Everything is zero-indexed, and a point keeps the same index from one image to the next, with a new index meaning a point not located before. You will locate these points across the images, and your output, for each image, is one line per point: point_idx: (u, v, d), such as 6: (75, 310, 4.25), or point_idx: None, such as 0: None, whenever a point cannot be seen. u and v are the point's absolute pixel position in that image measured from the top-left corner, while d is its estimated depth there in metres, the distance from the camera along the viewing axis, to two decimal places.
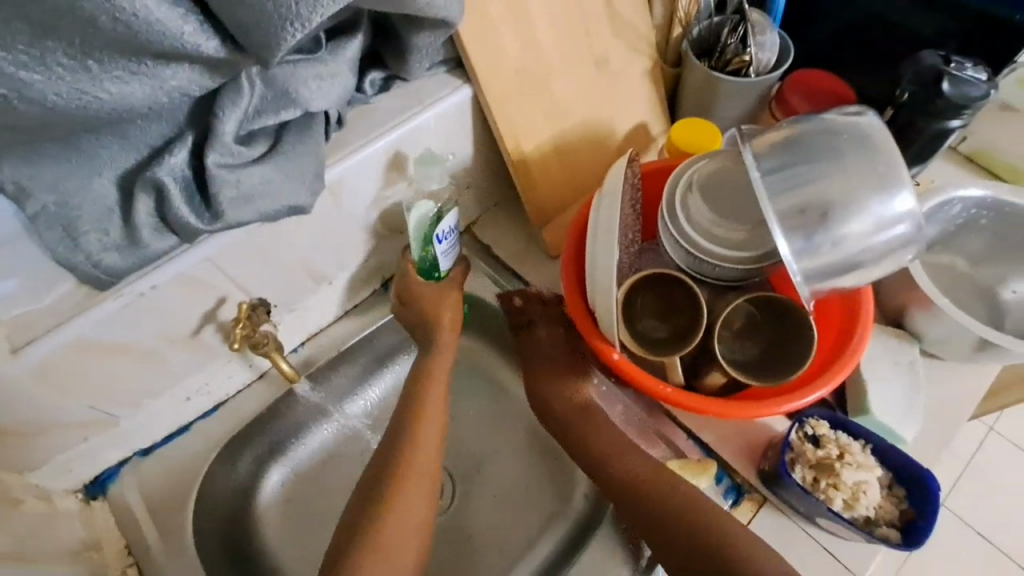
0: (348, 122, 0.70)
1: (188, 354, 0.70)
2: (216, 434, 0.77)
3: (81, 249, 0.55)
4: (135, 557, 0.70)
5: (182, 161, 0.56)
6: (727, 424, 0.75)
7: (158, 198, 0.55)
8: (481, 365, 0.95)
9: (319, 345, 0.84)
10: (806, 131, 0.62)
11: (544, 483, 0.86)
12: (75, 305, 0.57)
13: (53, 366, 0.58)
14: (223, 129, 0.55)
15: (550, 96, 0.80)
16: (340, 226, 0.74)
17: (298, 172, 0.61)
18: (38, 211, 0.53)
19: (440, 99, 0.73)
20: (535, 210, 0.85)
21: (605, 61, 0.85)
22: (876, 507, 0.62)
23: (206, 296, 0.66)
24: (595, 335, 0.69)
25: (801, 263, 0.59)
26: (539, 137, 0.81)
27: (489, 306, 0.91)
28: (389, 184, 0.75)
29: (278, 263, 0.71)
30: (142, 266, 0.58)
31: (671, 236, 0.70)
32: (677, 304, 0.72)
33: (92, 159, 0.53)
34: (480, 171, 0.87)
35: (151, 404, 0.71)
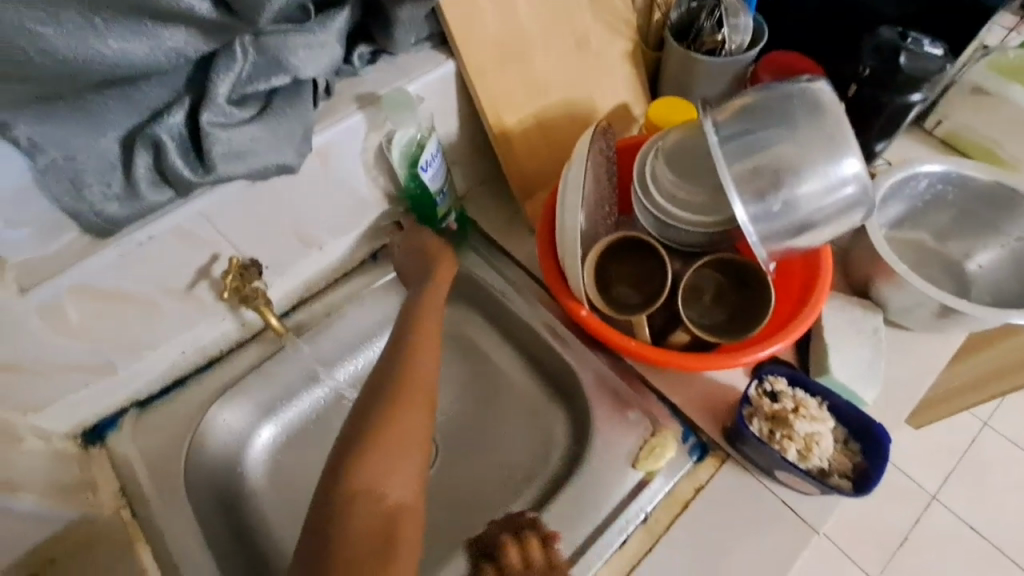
0: (336, 93, 0.75)
1: (183, 307, 0.74)
2: (208, 388, 0.81)
3: (85, 200, 0.59)
4: (127, 498, 0.74)
5: (180, 121, 0.61)
6: (693, 386, 0.79)
7: (156, 153, 0.60)
8: (466, 335, 0.99)
9: (310, 311, 0.88)
10: (763, 98, 0.66)
11: (521, 447, 0.90)
12: (79, 251, 0.62)
13: (57, 308, 0.62)
14: (217, 91, 0.60)
15: (531, 73, 0.84)
16: (329, 191, 0.78)
17: (286, 132, 0.66)
18: (46, 165, 0.56)
19: (426, 72, 0.77)
20: (518, 184, 0.89)
21: (585, 41, 0.89)
22: (829, 458, 0.65)
23: (200, 251, 0.70)
24: (566, 294, 0.73)
25: (757, 227, 0.62)
26: (520, 112, 0.85)
27: (473, 278, 0.94)
28: (375, 151, 0.78)
29: (269, 224, 0.75)
30: (140, 217, 0.63)
31: (640, 203, 0.74)
32: (648, 268, 0.75)
33: (100, 120, 0.58)
34: (465, 146, 0.91)
35: (149, 354, 0.76)
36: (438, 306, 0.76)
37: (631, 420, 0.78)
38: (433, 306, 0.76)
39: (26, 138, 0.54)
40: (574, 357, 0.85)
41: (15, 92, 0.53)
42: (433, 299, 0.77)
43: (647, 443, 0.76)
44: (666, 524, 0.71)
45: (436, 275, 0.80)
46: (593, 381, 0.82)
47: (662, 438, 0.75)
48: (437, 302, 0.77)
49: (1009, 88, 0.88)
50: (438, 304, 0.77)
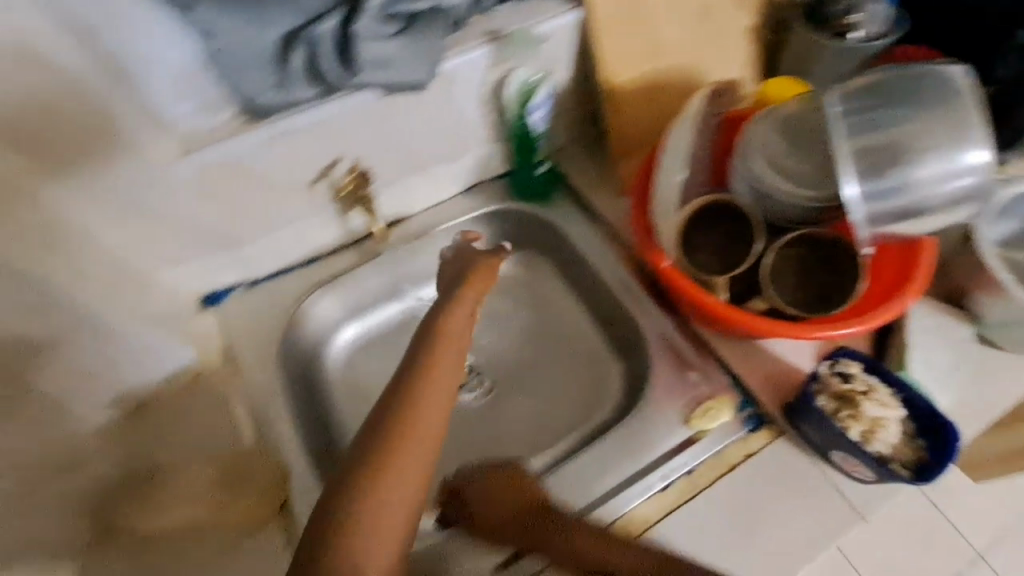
0: (468, 25, 0.79)
1: (303, 201, 0.83)
2: (309, 280, 0.91)
3: (245, 86, 0.67)
4: (229, 360, 0.83)
5: (333, 27, 0.66)
6: (760, 359, 0.78)
7: (310, 54, 0.67)
8: (537, 282, 1.03)
9: (404, 229, 0.96)
10: (892, 77, 0.66)
11: (574, 393, 0.94)
12: (231, 130, 0.70)
13: (209, 176, 0.72)
14: (370, 4, 0.66)
15: (651, 33, 0.86)
16: (443, 118, 0.84)
17: (422, 50, 0.71)
18: (218, 49, 0.64)
19: (554, 16, 0.80)
20: (617, 142, 0.91)
21: (709, 10, 0.89)
22: (893, 445, 0.65)
23: (327, 150, 0.77)
24: (649, 245, 0.73)
25: (869, 207, 0.62)
26: (634, 70, 0.86)
27: (556, 227, 0.98)
28: (492, 85, 0.83)
29: (387, 139, 0.81)
30: (286, 109, 0.70)
31: (741, 173, 0.73)
32: (737, 236, 0.75)
33: (265, 16, 0.64)
34: (574, 98, 0.94)
35: (265, 238, 0.85)
36: (466, 317, 0.59)
37: (690, 382, 0.81)
38: (459, 312, 0.59)
39: (202, 20, 0.61)
40: (642, 315, 0.87)
41: None
42: (458, 312, 0.59)
43: (702, 404, 0.78)
44: (708, 481, 0.73)
45: (469, 282, 0.61)
46: (659, 340, 0.85)
47: (719, 403, 0.77)
48: (462, 316, 0.58)
49: None
50: (465, 322, 0.59)
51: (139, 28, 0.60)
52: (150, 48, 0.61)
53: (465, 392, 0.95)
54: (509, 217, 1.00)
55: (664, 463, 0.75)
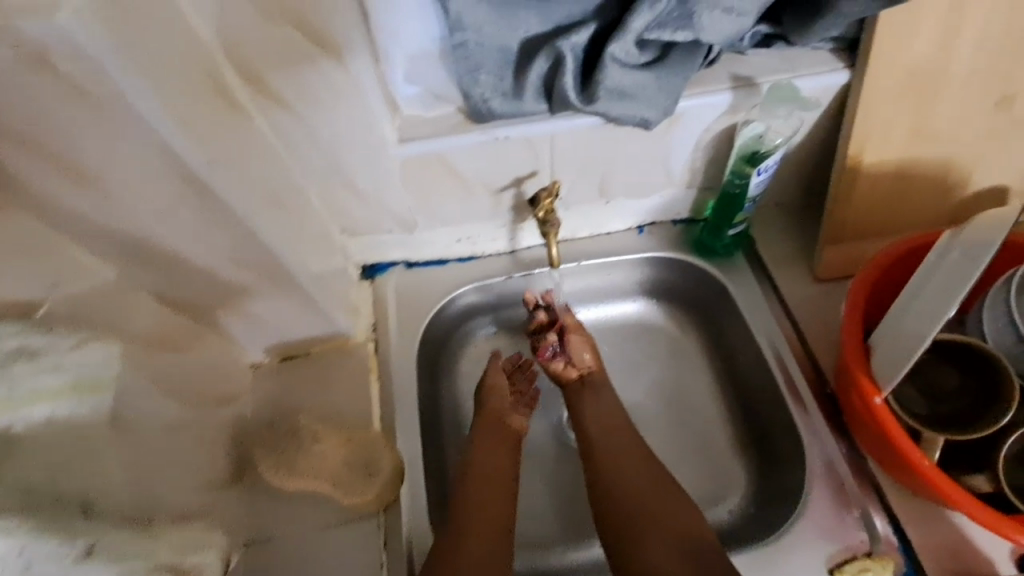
0: (716, 64, 0.70)
1: (486, 203, 0.80)
2: (463, 277, 0.89)
3: (479, 86, 0.65)
4: (375, 336, 0.83)
5: (582, 42, 0.62)
6: (938, 530, 0.68)
7: (551, 66, 0.63)
8: (686, 340, 0.94)
9: (567, 250, 0.91)
10: None
11: (698, 477, 0.85)
12: (451, 126, 0.69)
13: (415, 166, 0.71)
14: (632, 25, 0.60)
15: (925, 118, 0.71)
16: (651, 154, 0.77)
17: (669, 87, 0.65)
18: (460, 43, 0.61)
19: (815, 73, 0.69)
20: (834, 225, 0.79)
21: (1010, 101, 0.71)
22: None
23: (527, 166, 0.74)
24: (861, 367, 0.63)
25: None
26: (887, 155, 0.73)
27: (728, 293, 0.88)
28: (719, 133, 0.74)
29: (589, 163, 0.76)
30: (513, 117, 0.67)
31: (1005, 311, 0.62)
32: (970, 389, 0.63)
33: (513, 19, 0.61)
34: (796, 162, 0.83)
35: (440, 229, 0.84)
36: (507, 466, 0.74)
37: (847, 524, 0.70)
38: (485, 449, 0.74)
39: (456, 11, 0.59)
40: (807, 426, 0.76)
41: None
42: (488, 456, 0.74)
43: (856, 559, 0.68)
44: None
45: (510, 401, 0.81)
46: (821, 461, 0.74)
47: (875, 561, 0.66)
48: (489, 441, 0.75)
49: None
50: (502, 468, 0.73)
51: (399, 11, 0.58)
52: (398, 26, 0.59)
53: None
54: (680, 267, 0.92)
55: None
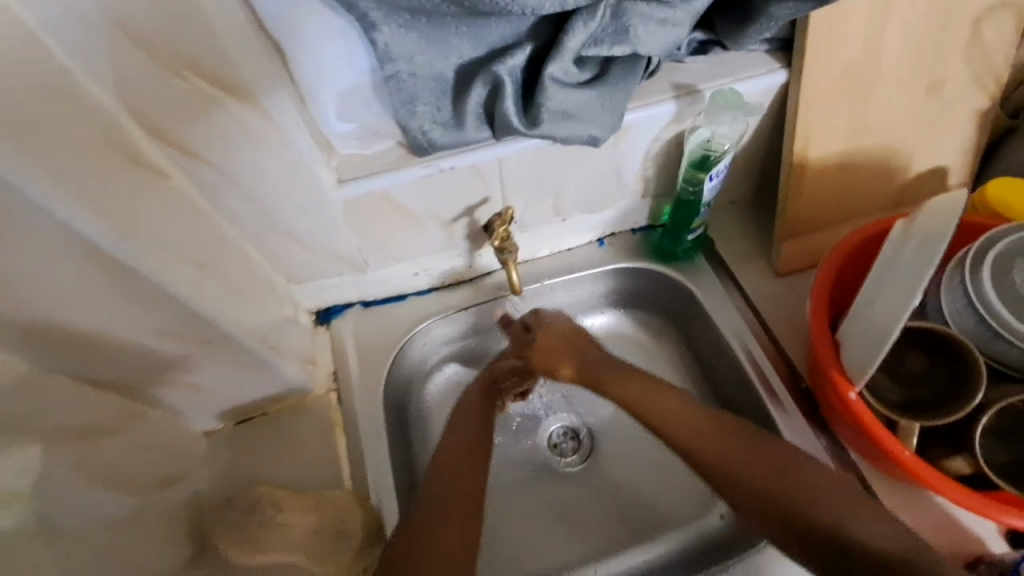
0: (657, 73, 0.69)
1: (439, 234, 0.77)
2: (423, 311, 0.85)
3: (416, 117, 0.62)
4: (337, 384, 0.79)
5: (519, 64, 0.60)
6: (929, 518, 0.67)
7: (489, 92, 0.61)
8: (657, 348, 0.93)
9: (528, 272, 0.89)
10: None
11: (686, 489, 0.84)
12: (392, 161, 0.65)
13: (359, 205, 0.67)
14: (568, 44, 0.58)
15: (863, 109, 0.72)
16: (604, 167, 0.75)
17: (613, 103, 0.63)
18: (392, 76, 0.58)
19: (754, 75, 0.69)
20: (789, 219, 0.79)
21: (938, 87, 0.73)
22: None
23: (478, 192, 0.71)
24: (833, 363, 0.63)
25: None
26: (831, 148, 0.74)
27: (694, 297, 0.87)
28: (667, 140, 0.74)
29: (541, 183, 0.74)
30: (456, 146, 0.64)
31: (960, 291, 0.62)
32: (943, 372, 0.63)
33: (445, 45, 0.58)
34: (744, 161, 0.83)
35: (394, 266, 0.80)
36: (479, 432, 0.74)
37: None
38: (466, 420, 0.74)
39: (383, 43, 0.56)
40: (787, 425, 0.76)
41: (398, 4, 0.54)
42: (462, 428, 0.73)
43: None
44: None
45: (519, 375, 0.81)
46: None
47: None
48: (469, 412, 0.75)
49: None
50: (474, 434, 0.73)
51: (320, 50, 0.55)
52: (321, 65, 0.55)
53: (558, 455, 0.88)
54: (643, 275, 0.91)
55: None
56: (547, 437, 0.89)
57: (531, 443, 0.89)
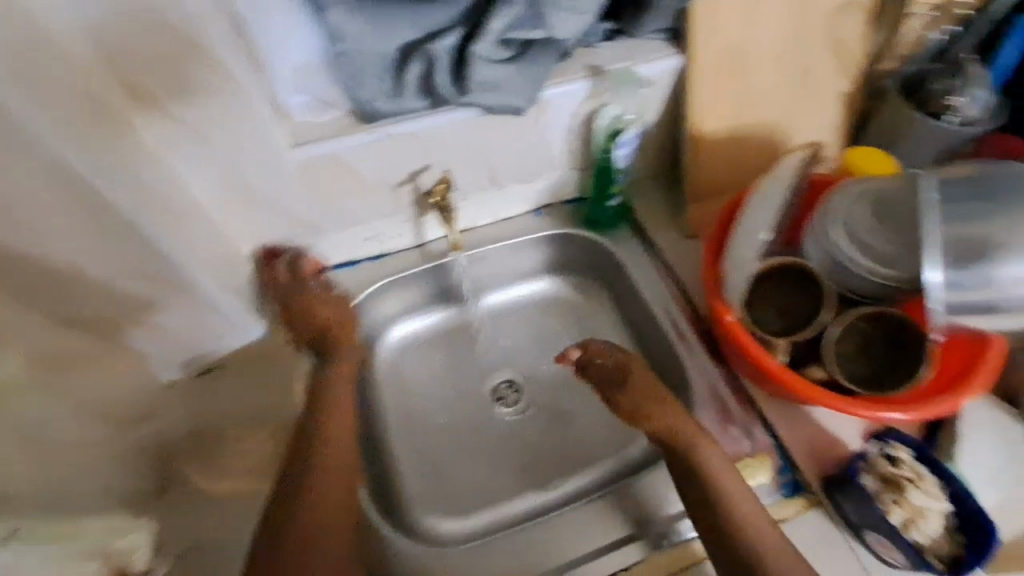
0: (573, 57, 0.81)
1: (385, 200, 0.86)
2: (373, 275, 0.94)
3: (362, 88, 0.71)
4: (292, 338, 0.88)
5: (452, 44, 0.70)
6: (802, 425, 0.79)
7: (426, 67, 0.71)
8: (588, 307, 1.04)
9: (471, 240, 0.98)
10: (985, 171, 0.65)
11: (611, 427, 0.94)
12: (339, 128, 0.75)
13: (310, 168, 0.76)
14: (492, 27, 0.69)
15: (747, 89, 0.86)
16: (532, 140, 0.87)
17: (531, 79, 0.75)
18: (342, 51, 0.68)
19: (655, 59, 0.82)
20: (692, 186, 0.93)
21: (806, 72, 0.88)
22: (932, 538, 0.66)
23: (420, 159, 0.81)
24: (716, 295, 0.76)
25: (973, 295, 0.60)
26: (722, 123, 0.88)
27: (616, 258, 0.99)
28: (584, 116, 0.85)
29: (477, 153, 0.85)
30: (397, 114, 0.74)
31: (814, 238, 0.76)
32: (806, 299, 0.76)
33: (390, 27, 0.68)
34: (655, 138, 0.95)
35: (345, 231, 0.89)
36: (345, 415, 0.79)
37: (733, 436, 0.81)
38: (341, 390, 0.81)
39: (333, 24, 0.65)
40: (693, 360, 0.87)
41: None
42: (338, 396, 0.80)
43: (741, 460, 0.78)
44: None
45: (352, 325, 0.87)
46: (706, 387, 0.85)
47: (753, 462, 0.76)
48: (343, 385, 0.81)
49: None
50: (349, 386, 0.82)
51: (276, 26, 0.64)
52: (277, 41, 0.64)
53: (502, 405, 0.97)
54: (569, 243, 1.02)
55: (676, 518, 0.79)
56: (492, 388, 0.99)
57: (475, 393, 0.98)
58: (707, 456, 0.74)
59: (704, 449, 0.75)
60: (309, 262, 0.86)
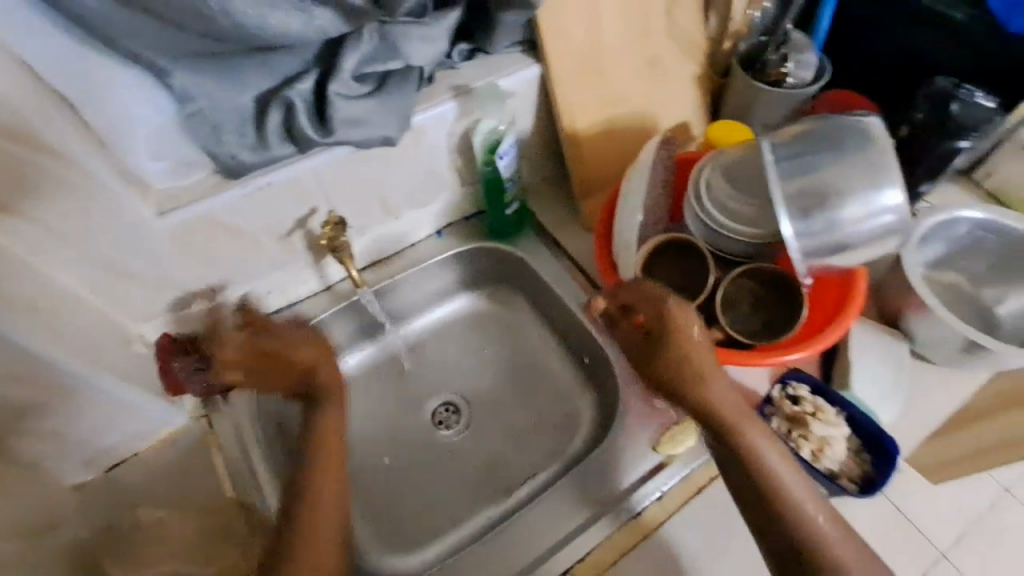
0: (435, 81, 0.84)
1: (278, 249, 0.85)
2: (284, 327, 0.92)
3: (222, 143, 0.70)
4: (205, 410, 0.85)
5: (308, 87, 0.71)
6: (719, 383, 0.82)
7: (286, 114, 0.70)
8: (509, 314, 1.05)
9: (379, 273, 0.98)
10: (824, 125, 0.71)
11: (550, 427, 0.96)
12: (209, 188, 0.73)
13: (186, 233, 0.74)
14: (344, 66, 0.69)
15: (607, 84, 0.91)
16: (414, 166, 0.88)
17: (395, 108, 0.76)
18: (194, 111, 0.67)
19: (516, 71, 0.85)
20: (579, 181, 0.97)
21: (657, 61, 0.94)
22: (841, 462, 0.72)
23: (302, 204, 0.81)
24: (612, 278, 0.83)
25: (820, 238, 0.67)
26: (592, 119, 0.93)
27: (524, 261, 1.00)
28: (459, 136, 0.88)
29: (361, 188, 0.85)
30: (266, 164, 0.73)
31: (690, 210, 0.81)
32: (695, 266, 0.81)
33: (240, 80, 0.67)
34: (537, 143, 0.99)
35: (243, 288, 0.87)
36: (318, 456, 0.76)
37: (657, 408, 0.85)
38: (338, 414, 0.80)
39: (179, 85, 0.64)
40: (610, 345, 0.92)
41: (183, 49, 0.62)
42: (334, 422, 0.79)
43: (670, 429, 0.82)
44: (676, 505, 0.77)
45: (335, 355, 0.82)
46: (626, 368, 0.89)
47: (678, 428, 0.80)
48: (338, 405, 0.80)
49: None
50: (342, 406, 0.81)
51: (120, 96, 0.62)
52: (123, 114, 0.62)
53: (444, 429, 0.97)
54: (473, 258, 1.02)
55: (632, 490, 0.79)
56: (429, 414, 0.98)
57: (412, 424, 0.97)
58: (748, 431, 0.66)
59: (745, 422, 0.66)
60: (199, 339, 0.80)
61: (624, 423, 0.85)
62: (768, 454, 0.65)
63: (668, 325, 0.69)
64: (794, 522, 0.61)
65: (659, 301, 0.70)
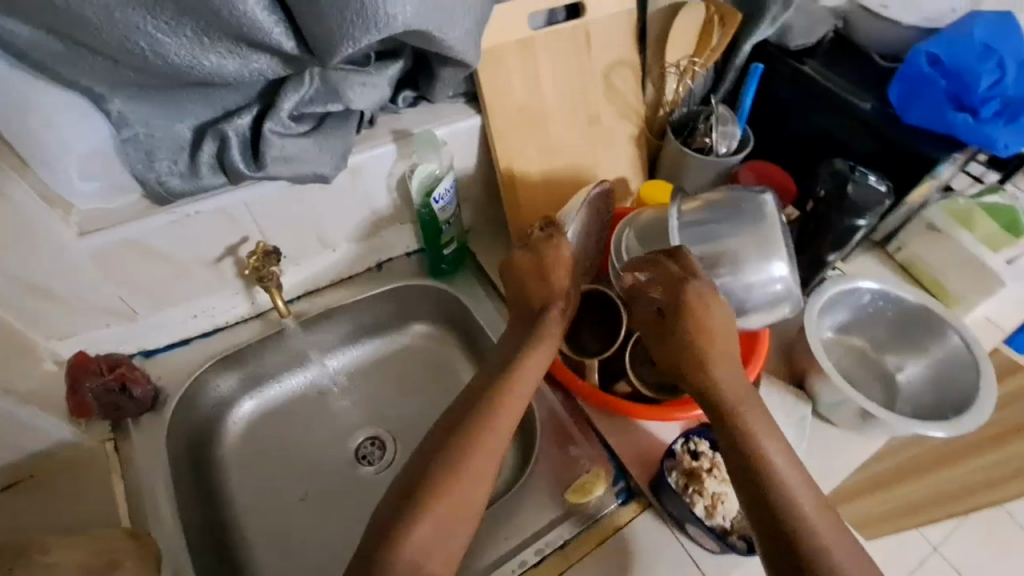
0: (376, 125, 0.87)
1: (206, 274, 0.85)
2: (208, 351, 0.91)
3: (153, 169, 0.71)
4: (113, 433, 0.83)
5: (246, 124, 0.73)
6: (631, 435, 0.85)
7: (220, 146, 0.72)
8: (444, 351, 1.06)
9: (313, 303, 0.99)
10: (728, 194, 0.77)
11: None
12: (135, 212, 0.74)
13: (107, 255, 0.74)
14: (282, 106, 0.72)
15: (546, 138, 0.96)
16: (352, 201, 0.90)
17: (330, 149, 0.78)
18: (129, 137, 0.69)
19: (456, 120, 0.90)
20: (516, 227, 1.01)
21: (596, 120, 1.00)
22: (732, 519, 0.75)
23: (234, 232, 0.82)
24: None
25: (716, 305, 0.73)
26: (530, 169, 0.97)
27: (459, 300, 1.02)
28: (398, 177, 0.91)
29: (296, 219, 0.87)
30: (196, 193, 0.75)
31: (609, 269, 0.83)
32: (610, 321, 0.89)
33: (180, 110, 0.70)
34: (479, 188, 1.03)
35: (167, 311, 0.87)
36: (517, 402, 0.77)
37: (571, 455, 0.86)
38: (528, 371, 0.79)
39: (117, 111, 0.66)
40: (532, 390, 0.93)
41: (117, 80, 0.64)
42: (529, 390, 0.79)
43: (579, 480, 0.83)
44: (582, 553, 0.78)
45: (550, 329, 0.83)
46: (546, 414, 0.90)
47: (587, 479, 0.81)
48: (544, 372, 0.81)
49: (960, 232, 0.97)
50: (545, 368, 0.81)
51: (53, 122, 0.65)
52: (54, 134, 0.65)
53: (365, 464, 0.96)
54: (409, 295, 1.04)
55: (545, 531, 0.80)
56: (353, 449, 0.97)
57: (334, 458, 0.96)
58: (748, 419, 0.68)
59: (741, 407, 0.69)
60: (119, 364, 0.82)
61: (539, 467, 0.86)
62: (763, 443, 0.67)
63: (687, 305, 0.71)
64: (780, 502, 0.63)
65: (680, 280, 0.71)
